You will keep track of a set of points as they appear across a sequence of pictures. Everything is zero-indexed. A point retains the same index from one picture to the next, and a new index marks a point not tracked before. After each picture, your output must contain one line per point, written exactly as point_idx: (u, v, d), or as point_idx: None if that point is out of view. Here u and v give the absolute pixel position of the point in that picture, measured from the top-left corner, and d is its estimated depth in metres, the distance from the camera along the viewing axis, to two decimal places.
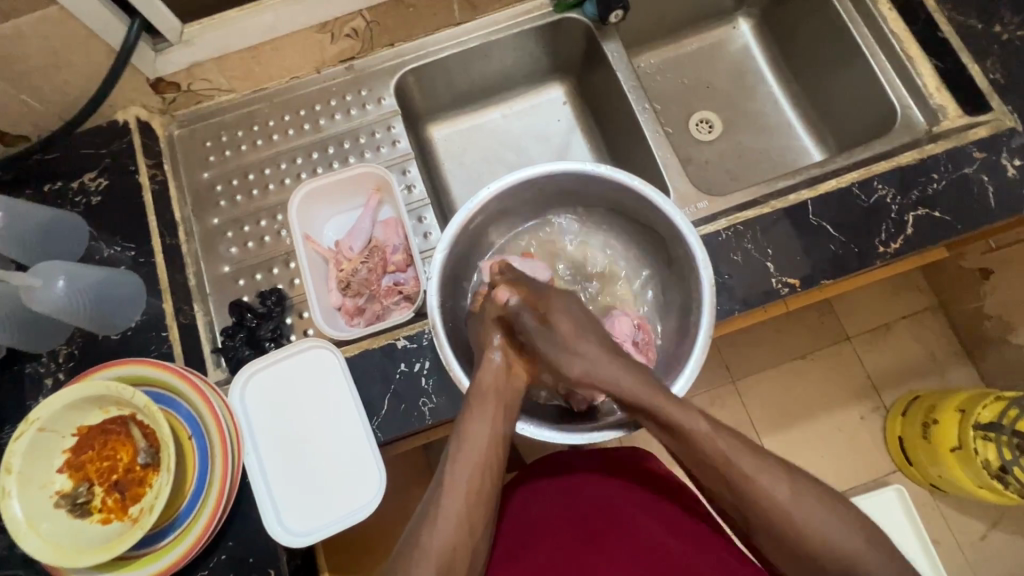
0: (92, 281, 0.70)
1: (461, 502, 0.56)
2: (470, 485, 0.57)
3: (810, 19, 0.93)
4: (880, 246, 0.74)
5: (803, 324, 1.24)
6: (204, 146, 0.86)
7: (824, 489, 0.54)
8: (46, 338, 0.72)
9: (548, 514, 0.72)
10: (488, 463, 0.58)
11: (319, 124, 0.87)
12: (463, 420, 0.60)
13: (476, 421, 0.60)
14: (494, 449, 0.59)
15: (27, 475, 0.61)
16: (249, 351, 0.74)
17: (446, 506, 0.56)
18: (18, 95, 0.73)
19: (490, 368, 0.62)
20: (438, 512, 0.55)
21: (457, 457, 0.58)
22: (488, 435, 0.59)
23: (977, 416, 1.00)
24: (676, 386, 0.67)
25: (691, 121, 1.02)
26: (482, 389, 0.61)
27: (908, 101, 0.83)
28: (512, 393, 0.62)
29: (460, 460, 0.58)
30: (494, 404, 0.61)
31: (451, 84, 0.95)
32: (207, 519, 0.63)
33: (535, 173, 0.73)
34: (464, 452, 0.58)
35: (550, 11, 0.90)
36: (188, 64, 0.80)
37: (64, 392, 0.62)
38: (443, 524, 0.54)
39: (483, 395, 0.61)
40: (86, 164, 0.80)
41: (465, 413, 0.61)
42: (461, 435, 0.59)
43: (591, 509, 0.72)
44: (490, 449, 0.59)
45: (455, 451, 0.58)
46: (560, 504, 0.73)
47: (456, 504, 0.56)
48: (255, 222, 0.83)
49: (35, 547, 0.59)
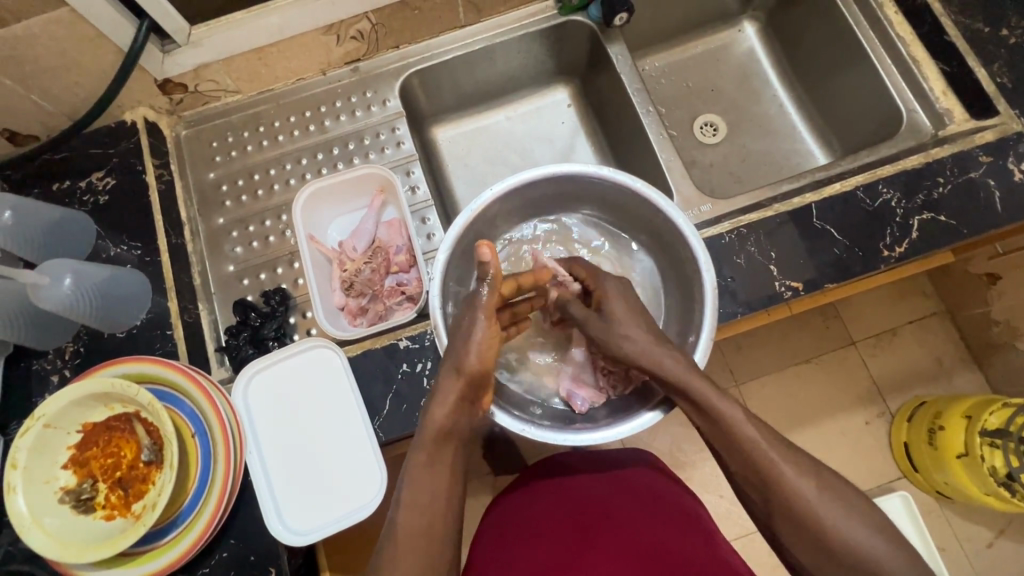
0: (99, 279, 0.71)
1: (419, 545, 0.55)
2: (432, 512, 0.57)
3: (816, 23, 0.93)
4: (884, 250, 0.73)
5: (807, 328, 1.23)
6: (210, 147, 0.87)
7: (835, 491, 0.53)
8: (53, 335, 0.73)
9: (541, 515, 0.72)
10: (444, 504, 0.57)
11: (324, 125, 0.88)
12: (417, 463, 0.59)
13: (427, 462, 0.59)
14: (450, 488, 0.58)
15: (31, 470, 0.61)
16: (253, 350, 0.74)
17: (403, 552, 0.54)
18: (28, 95, 0.74)
19: (449, 396, 0.61)
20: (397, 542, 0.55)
21: (407, 500, 0.57)
22: (443, 474, 0.59)
23: (984, 422, 0.99)
24: (697, 358, 0.68)
25: (696, 124, 1.02)
26: (436, 427, 0.60)
27: (914, 104, 0.83)
28: (467, 431, 0.62)
29: (411, 504, 0.57)
30: (451, 444, 0.60)
31: (456, 86, 0.95)
32: (209, 517, 0.63)
33: (538, 175, 0.73)
34: (415, 494, 0.57)
35: (555, 14, 0.90)
36: (195, 65, 0.80)
37: (70, 388, 0.63)
38: (404, 553, 0.54)
39: (438, 435, 0.60)
40: (94, 164, 0.81)
41: (415, 454, 0.60)
42: (413, 463, 0.59)
43: (584, 514, 0.71)
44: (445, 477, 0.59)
45: (407, 496, 0.57)
46: (555, 505, 0.72)
47: (414, 533, 0.55)
48: (260, 222, 0.83)
49: (38, 543, 0.59)
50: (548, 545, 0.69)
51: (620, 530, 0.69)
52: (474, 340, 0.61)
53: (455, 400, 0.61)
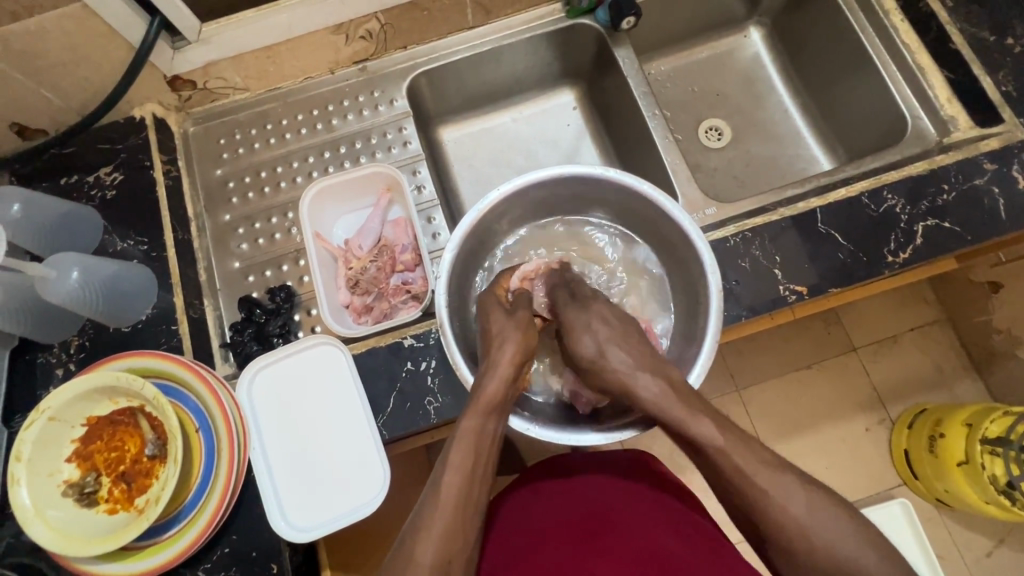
0: (106, 274, 0.71)
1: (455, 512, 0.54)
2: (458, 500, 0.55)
3: (822, 29, 0.93)
4: (889, 256, 0.73)
5: (810, 334, 1.23)
6: (217, 144, 0.88)
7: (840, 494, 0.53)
8: (59, 329, 0.73)
9: (546, 516, 0.72)
10: (483, 469, 0.57)
11: (331, 124, 0.89)
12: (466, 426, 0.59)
13: (476, 430, 0.58)
14: (488, 458, 0.58)
15: (36, 463, 0.62)
16: (257, 346, 0.74)
17: (433, 536, 0.52)
18: (39, 90, 0.74)
19: (494, 376, 0.61)
20: (434, 527, 0.53)
21: (454, 463, 0.56)
22: (486, 444, 0.58)
23: (985, 430, 0.99)
24: (692, 376, 0.67)
25: (701, 129, 1.03)
26: (486, 398, 0.60)
27: (918, 111, 0.84)
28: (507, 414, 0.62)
29: (457, 468, 0.56)
30: (496, 414, 0.60)
31: (463, 88, 0.96)
32: (212, 513, 0.63)
33: (545, 176, 0.74)
34: (461, 458, 0.56)
35: (562, 17, 0.91)
36: (204, 63, 0.81)
37: (76, 381, 0.63)
38: (437, 539, 0.52)
39: (487, 402, 0.60)
40: (103, 159, 0.82)
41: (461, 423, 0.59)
42: (459, 442, 0.58)
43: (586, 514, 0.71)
44: (484, 459, 0.57)
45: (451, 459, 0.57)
46: (561, 506, 0.73)
47: (446, 517, 0.53)
48: (267, 219, 0.84)
49: (41, 535, 0.59)
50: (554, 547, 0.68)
51: (626, 533, 0.68)
52: (505, 353, 0.63)
53: (504, 379, 0.62)
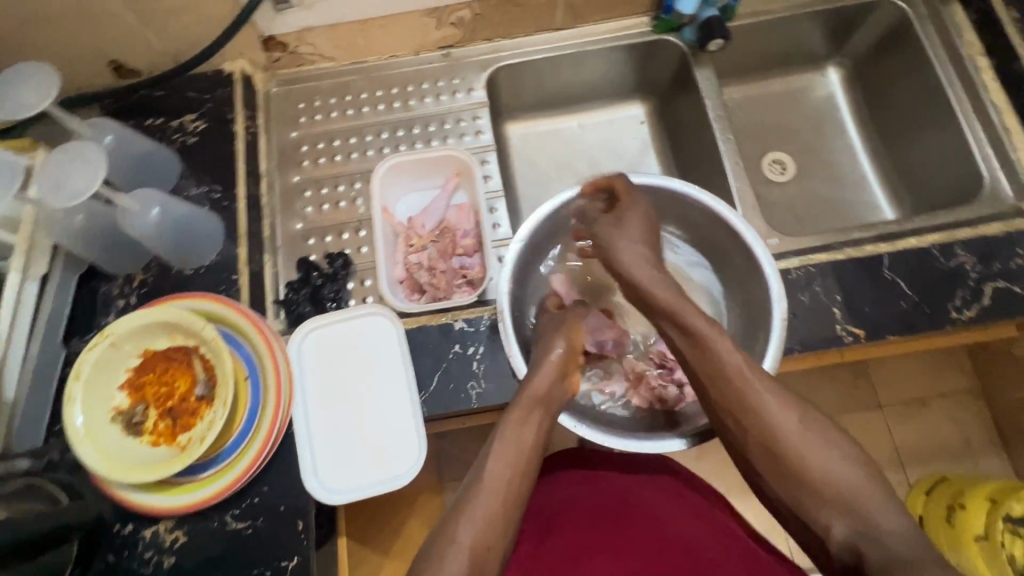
0: (180, 214, 0.73)
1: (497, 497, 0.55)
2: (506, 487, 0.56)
3: (908, 78, 0.92)
4: (953, 311, 0.72)
5: (840, 381, 1.22)
6: (296, 108, 0.90)
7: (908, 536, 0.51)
8: (125, 262, 0.75)
9: (572, 502, 0.70)
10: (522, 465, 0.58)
11: (409, 104, 0.90)
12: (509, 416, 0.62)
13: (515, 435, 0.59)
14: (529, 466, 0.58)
15: (92, 385, 0.64)
16: (310, 308, 0.77)
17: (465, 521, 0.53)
18: (143, 32, 0.77)
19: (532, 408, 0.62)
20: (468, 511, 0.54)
21: (496, 460, 0.57)
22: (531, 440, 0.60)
23: (1011, 508, 0.95)
24: (766, 361, 0.67)
25: (765, 160, 1.02)
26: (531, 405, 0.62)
27: (998, 172, 0.83)
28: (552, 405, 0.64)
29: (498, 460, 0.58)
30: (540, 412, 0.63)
31: (538, 87, 0.97)
32: (250, 461, 0.65)
33: (619, 182, 0.75)
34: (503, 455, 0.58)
35: (648, 31, 0.92)
36: (299, 28, 0.84)
37: (141, 313, 0.65)
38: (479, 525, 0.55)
39: (534, 400, 0.63)
40: (189, 106, 0.84)
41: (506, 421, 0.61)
42: (499, 439, 0.59)
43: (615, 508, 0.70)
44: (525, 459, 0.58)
45: (495, 451, 0.59)
46: (589, 493, 0.71)
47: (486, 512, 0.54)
48: (334, 186, 0.86)
49: (88, 455, 0.61)
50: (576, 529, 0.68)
51: (651, 526, 0.67)
52: (552, 364, 0.66)
53: (552, 378, 0.65)
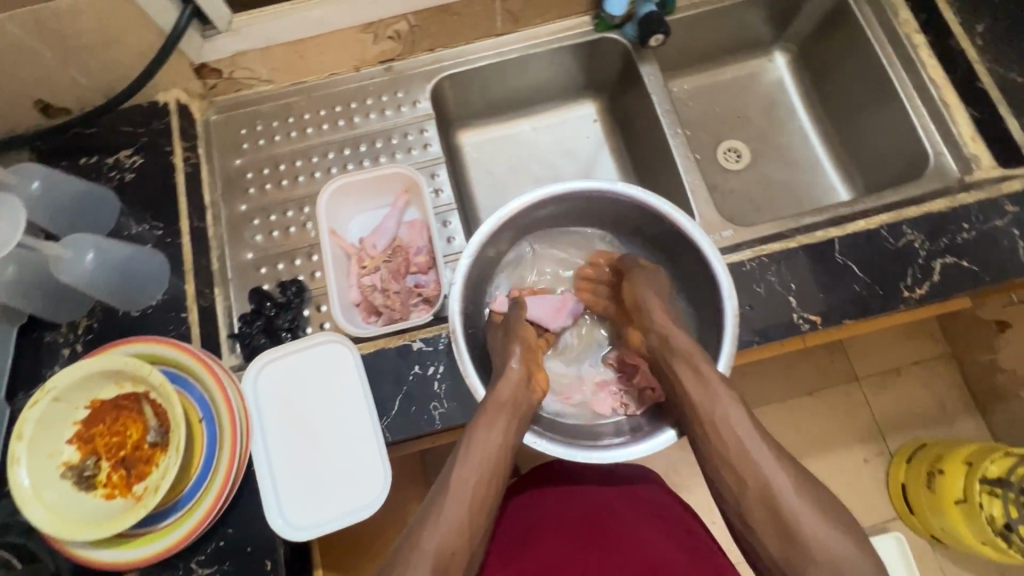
0: (120, 257, 0.71)
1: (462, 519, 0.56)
2: (471, 508, 0.56)
3: (850, 59, 0.93)
4: (905, 291, 0.73)
5: (814, 361, 1.23)
6: (238, 134, 0.88)
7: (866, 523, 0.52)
8: (67, 309, 0.73)
9: (545, 520, 0.71)
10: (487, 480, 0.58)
11: (354, 121, 0.89)
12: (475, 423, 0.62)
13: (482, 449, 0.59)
14: (498, 471, 0.60)
15: (37, 442, 0.61)
16: (265, 339, 0.74)
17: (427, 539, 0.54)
18: (66, 70, 0.74)
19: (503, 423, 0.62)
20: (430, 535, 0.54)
21: (461, 477, 0.58)
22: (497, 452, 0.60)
23: (985, 470, 0.98)
24: (721, 362, 0.67)
25: (720, 150, 1.03)
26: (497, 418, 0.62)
27: (941, 147, 0.84)
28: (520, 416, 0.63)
29: (464, 477, 0.58)
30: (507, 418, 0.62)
31: (486, 93, 0.96)
32: (210, 505, 0.63)
33: (565, 189, 0.74)
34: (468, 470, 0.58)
35: (590, 30, 0.92)
36: (231, 53, 0.81)
37: (83, 363, 0.63)
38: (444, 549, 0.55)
39: (499, 405, 0.62)
40: (124, 141, 0.82)
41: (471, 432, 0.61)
42: (466, 451, 0.60)
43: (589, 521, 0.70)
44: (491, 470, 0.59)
45: (459, 467, 0.59)
46: (562, 509, 0.72)
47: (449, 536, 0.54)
48: (283, 212, 0.84)
49: (38, 516, 0.59)
50: (552, 548, 0.68)
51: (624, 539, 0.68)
52: (514, 366, 0.65)
53: (515, 380, 0.64)
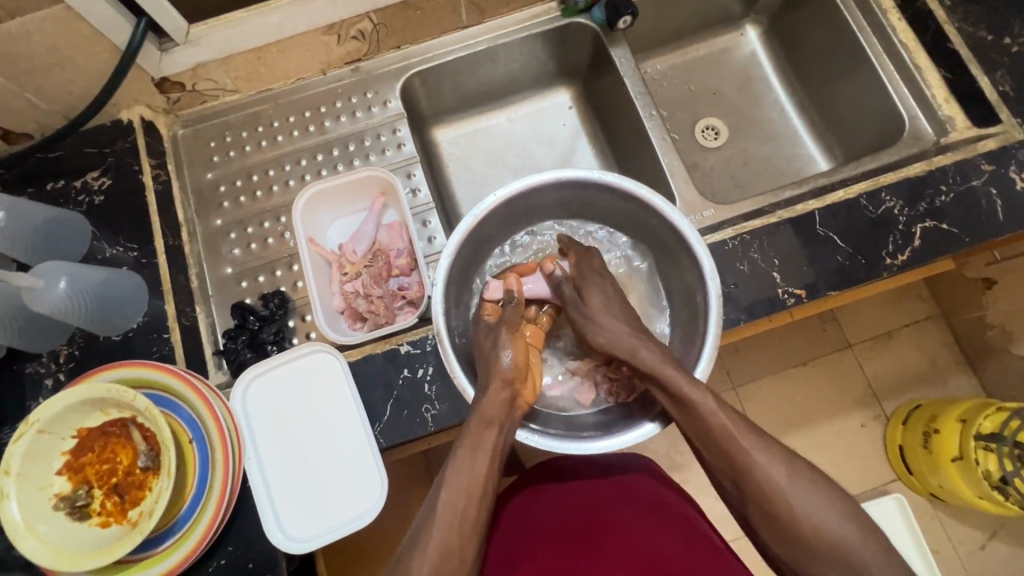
0: (95, 282, 0.69)
1: (454, 523, 0.57)
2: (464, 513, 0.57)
3: (820, 29, 0.92)
4: (887, 258, 0.73)
5: (805, 332, 1.24)
6: (208, 147, 0.86)
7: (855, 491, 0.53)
8: (47, 338, 0.72)
9: (542, 519, 0.72)
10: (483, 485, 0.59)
11: (324, 125, 0.87)
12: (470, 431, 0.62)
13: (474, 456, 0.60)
14: (494, 467, 0.61)
15: (25, 476, 0.61)
16: (251, 354, 0.73)
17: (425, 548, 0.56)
18: (22, 94, 0.72)
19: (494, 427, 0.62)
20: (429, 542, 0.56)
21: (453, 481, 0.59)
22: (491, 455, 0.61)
23: (979, 426, 1.00)
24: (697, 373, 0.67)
25: (697, 127, 1.02)
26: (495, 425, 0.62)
27: (915, 111, 0.84)
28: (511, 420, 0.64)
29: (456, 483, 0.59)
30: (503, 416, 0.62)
31: (458, 88, 0.95)
32: (207, 525, 0.62)
33: (542, 180, 0.73)
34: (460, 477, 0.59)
35: (557, 16, 0.90)
36: (192, 65, 0.79)
37: (65, 394, 0.62)
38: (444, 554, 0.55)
39: (491, 408, 0.62)
40: (90, 163, 0.80)
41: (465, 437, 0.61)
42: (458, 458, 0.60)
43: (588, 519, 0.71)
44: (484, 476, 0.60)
45: (452, 474, 0.59)
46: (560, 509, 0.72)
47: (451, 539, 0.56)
48: (259, 223, 0.83)
49: (32, 550, 0.58)
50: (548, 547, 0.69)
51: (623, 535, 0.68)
52: (506, 358, 0.65)
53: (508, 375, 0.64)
